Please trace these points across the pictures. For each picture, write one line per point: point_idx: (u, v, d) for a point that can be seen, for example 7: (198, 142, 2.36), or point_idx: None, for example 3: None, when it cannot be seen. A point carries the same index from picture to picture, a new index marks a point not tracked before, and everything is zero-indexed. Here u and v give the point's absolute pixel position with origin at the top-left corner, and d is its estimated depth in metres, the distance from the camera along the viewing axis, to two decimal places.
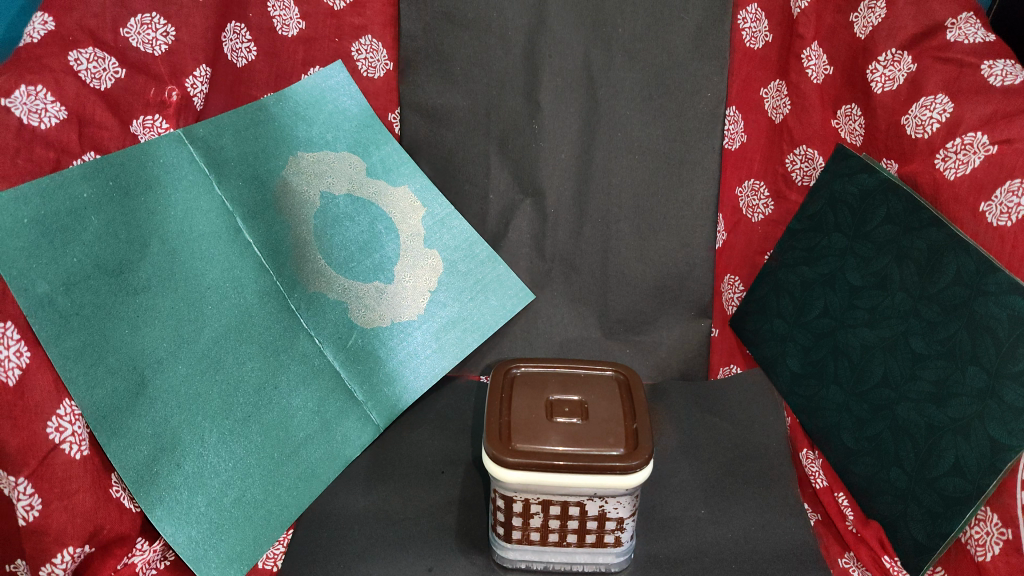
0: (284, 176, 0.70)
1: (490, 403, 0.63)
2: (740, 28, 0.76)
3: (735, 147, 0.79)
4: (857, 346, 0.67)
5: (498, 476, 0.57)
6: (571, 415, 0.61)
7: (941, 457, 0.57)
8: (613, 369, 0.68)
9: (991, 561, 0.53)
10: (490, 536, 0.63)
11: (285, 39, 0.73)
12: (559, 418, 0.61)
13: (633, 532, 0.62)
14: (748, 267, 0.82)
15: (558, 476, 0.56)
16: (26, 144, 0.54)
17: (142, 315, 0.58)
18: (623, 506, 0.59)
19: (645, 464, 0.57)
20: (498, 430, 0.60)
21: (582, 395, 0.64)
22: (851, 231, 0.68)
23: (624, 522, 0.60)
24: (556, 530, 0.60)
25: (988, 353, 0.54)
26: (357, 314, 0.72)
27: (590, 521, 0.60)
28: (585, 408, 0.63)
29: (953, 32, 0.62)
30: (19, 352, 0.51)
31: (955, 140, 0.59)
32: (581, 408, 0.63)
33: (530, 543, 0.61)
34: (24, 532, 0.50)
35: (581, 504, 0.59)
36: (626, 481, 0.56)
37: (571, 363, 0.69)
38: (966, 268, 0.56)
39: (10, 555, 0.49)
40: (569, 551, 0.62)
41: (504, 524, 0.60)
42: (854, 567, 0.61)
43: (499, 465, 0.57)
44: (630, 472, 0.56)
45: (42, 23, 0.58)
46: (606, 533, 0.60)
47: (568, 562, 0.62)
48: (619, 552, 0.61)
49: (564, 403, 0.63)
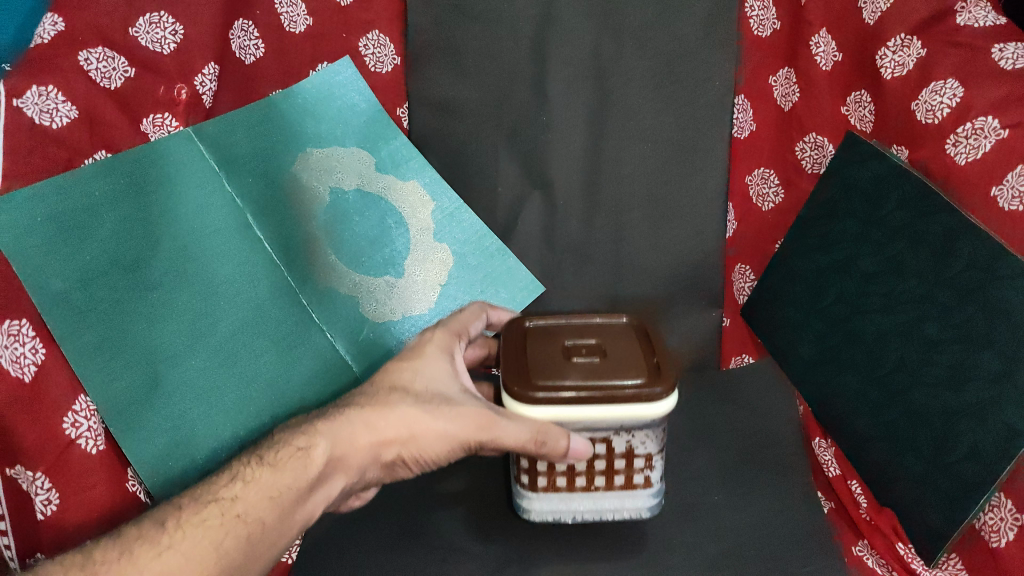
0: (294, 172, 0.71)
1: (506, 354, 0.61)
2: (748, 16, 0.76)
3: (744, 136, 0.80)
4: (872, 333, 0.66)
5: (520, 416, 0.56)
6: (590, 356, 0.60)
7: (958, 442, 0.56)
8: (631, 318, 0.67)
9: (1005, 547, 0.54)
10: (518, 488, 0.63)
11: (294, 36, 0.72)
12: (577, 359, 0.60)
13: (661, 473, 0.61)
14: (760, 256, 0.82)
15: (582, 411, 0.55)
16: (39, 143, 0.56)
17: (173, 306, 0.61)
18: (650, 441, 0.58)
19: (669, 392, 0.56)
20: (516, 374, 0.58)
21: (597, 340, 0.63)
22: (863, 218, 0.67)
23: (653, 459, 0.59)
24: (584, 474, 0.60)
25: (1004, 337, 0.54)
26: (369, 308, 0.73)
27: (617, 461, 0.59)
28: (603, 350, 0.61)
29: (964, 16, 0.60)
30: (36, 348, 0.53)
31: (965, 125, 0.59)
32: (599, 351, 0.61)
33: (558, 489, 0.61)
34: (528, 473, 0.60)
35: (607, 441, 0.58)
36: (650, 412, 0.55)
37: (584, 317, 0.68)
38: (981, 253, 0.56)
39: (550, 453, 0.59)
40: (598, 496, 0.61)
41: (531, 471, 0.60)
42: (868, 556, 0.62)
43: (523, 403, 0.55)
44: (652, 402, 0.55)
45: (53, 23, 0.58)
46: (634, 473, 0.60)
47: (598, 508, 0.62)
48: (648, 494, 0.62)
49: (581, 348, 0.62)
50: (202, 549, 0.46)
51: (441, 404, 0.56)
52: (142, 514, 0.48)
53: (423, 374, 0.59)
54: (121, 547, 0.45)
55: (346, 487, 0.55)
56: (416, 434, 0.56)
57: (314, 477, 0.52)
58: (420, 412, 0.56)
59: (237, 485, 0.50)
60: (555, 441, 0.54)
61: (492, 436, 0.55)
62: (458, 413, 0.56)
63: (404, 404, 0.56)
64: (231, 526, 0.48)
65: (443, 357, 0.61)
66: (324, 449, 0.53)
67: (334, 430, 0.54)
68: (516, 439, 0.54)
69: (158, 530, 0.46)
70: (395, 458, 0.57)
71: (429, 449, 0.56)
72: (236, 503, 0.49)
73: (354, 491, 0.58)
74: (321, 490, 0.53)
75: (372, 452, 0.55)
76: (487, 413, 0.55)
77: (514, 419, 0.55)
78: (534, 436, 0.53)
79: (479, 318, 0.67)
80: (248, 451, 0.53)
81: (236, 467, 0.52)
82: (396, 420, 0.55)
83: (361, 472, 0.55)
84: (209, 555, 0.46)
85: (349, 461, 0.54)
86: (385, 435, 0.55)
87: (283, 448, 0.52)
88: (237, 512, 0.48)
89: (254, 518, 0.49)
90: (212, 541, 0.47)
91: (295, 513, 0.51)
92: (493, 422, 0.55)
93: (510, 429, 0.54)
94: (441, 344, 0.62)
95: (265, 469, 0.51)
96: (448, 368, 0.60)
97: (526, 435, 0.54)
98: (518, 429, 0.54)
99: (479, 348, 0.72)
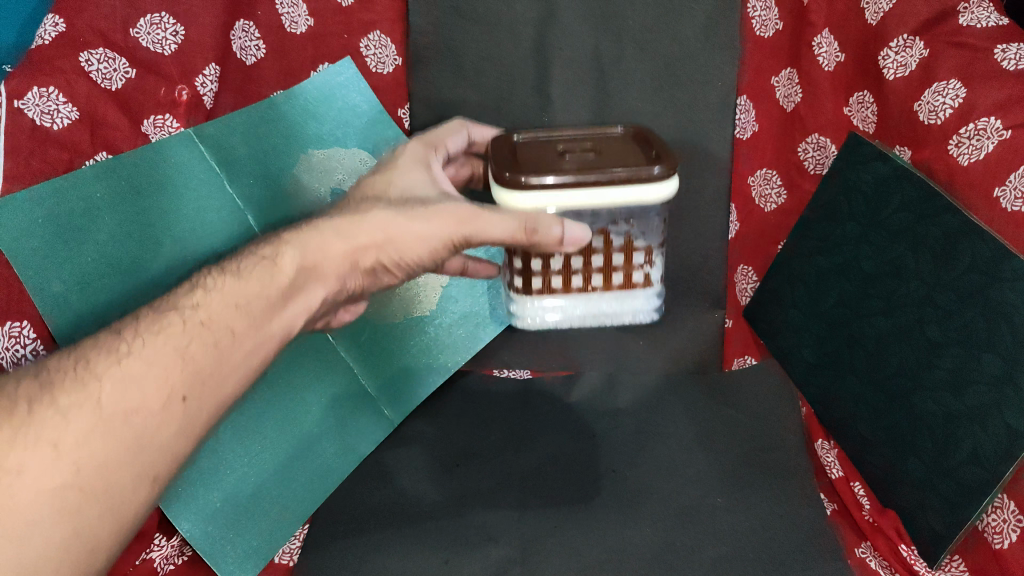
0: (295, 174, 0.71)
1: (497, 151, 0.59)
2: (749, 17, 0.75)
3: (747, 136, 0.79)
4: (873, 335, 0.65)
5: (511, 206, 0.54)
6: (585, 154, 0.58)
7: (959, 446, 0.56)
8: (626, 129, 0.64)
9: (1008, 548, 0.54)
10: (512, 297, 0.63)
11: (296, 37, 0.73)
12: (571, 157, 0.58)
13: (661, 274, 0.62)
14: (763, 257, 0.83)
15: (574, 193, 0.53)
16: (40, 145, 0.55)
17: None
18: (651, 233, 0.59)
19: (668, 177, 0.54)
20: (507, 162, 0.57)
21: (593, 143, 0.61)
22: (865, 220, 0.67)
23: (653, 254, 0.60)
24: (581, 273, 0.59)
25: (1004, 340, 0.53)
26: (371, 311, 0.76)
27: (616, 258, 0.59)
28: (598, 150, 0.59)
29: (965, 17, 0.60)
30: (36, 351, 0.54)
31: (968, 126, 0.58)
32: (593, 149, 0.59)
33: (552, 294, 0.61)
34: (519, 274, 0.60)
35: (604, 235, 0.57)
36: (647, 195, 0.53)
37: (583, 129, 0.64)
38: (982, 255, 0.55)
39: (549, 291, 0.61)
40: (596, 300, 0.61)
41: (525, 271, 0.60)
42: (871, 558, 0.61)
43: (512, 190, 0.54)
44: (648, 185, 0.53)
45: (54, 24, 0.58)
46: (633, 271, 0.60)
47: (597, 312, 0.62)
48: (647, 296, 0.62)
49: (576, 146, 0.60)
50: (167, 356, 0.46)
51: (418, 207, 0.55)
52: (98, 330, 0.47)
53: (397, 181, 0.60)
54: (77, 358, 0.44)
55: (325, 298, 0.57)
56: (392, 238, 0.55)
57: (284, 284, 0.52)
58: (395, 214, 0.55)
59: (199, 294, 0.50)
60: (547, 228, 0.52)
61: (475, 230, 0.54)
62: (434, 211, 0.55)
63: (380, 209, 0.55)
64: (196, 332, 0.48)
65: (420, 167, 0.62)
66: (293, 259, 0.53)
67: (304, 240, 0.54)
68: (503, 232, 0.53)
69: (116, 338, 0.46)
70: (374, 265, 0.56)
71: (407, 252, 0.55)
72: (200, 309, 0.49)
73: (336, 299, 0.60)
74: (295, 300, 0.54)
75: (348, 260, 0.55)
76: (466, 210, 0.54)
77: (499, 211, 0.53)
78: (523, 224, 0.52)
79: (459, 132, 0.70)
80: (216, 266, 0.53)
81: (198, 279, 0.52)
82: (368, 224, 0.54)
83: (338, 280, 0.56)
84: (176, 360, 0.46)
85: (324, 270, 0.55)
86: (359, 242, 0.54)
87: (250, 260, 0.52)
88: (202, 318, 0.48)
89: (221, 326, 0.49)
90: (177, 347, 0.47)
91: (266, 323, 0.52)
92: (473, 216, 0.54)
93: (492, 221, 0.53)
94: (417, 155, 0.63)
95: (231, 277, 0.51)
96: (425, 176, 0.61)
97: (513, 227, 0.52)
98: (502, 222, 0.53)
99: (463, 169, 0.74)
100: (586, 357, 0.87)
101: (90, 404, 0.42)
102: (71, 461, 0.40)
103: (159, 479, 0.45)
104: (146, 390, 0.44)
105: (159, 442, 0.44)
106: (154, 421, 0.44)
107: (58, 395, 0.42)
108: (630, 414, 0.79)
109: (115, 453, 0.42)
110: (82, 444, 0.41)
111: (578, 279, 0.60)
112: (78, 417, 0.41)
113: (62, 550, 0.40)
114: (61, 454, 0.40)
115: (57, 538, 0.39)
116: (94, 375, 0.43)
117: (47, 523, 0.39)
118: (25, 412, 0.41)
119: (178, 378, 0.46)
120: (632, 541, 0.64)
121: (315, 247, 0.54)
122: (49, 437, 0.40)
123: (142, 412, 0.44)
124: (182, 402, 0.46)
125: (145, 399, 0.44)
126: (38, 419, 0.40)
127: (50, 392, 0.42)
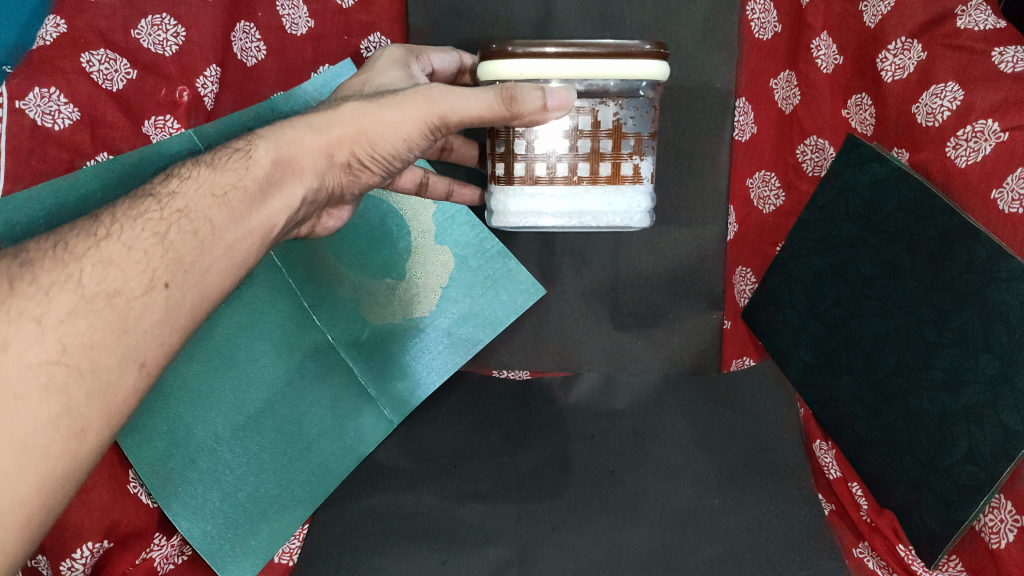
0: None
1: None
2: (749, 18, 0.76)
3: (745, 138, 0.80)
4: (870, 336, 0.66)
5: (502, 74, 0.56)
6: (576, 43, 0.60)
7: (955, 446, 0.56)
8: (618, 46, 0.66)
9: (1004, 548, 0.54)
10: (493, 190, 0.63)
11: (295, 37, 0.72)
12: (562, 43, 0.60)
13: (652, 172, 0.62)
14: (759, 259, 0.82)
15: (569, 66, 0.55)
16: (40, 144, 0.57)
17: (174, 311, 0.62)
18: (638, 119, 0.59)
19: (657, 58, 0.56)
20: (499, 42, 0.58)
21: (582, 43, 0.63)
22: (862, 221, 0.67)
23: (643, 146, 0.60)
24: (567, 159, 0.60)
25: (1000, 340, 0.54)
26: (370, 311, 0.76)
27: (604, 143, 0.59)
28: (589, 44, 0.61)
29: (963, 19, 0.60)
30: None
31: (965, 128, 0.58)
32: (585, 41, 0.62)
33: (536, 184, 0.61)
34: (501, 156, 0.61)
35: (592, 114, 0.59)
36: (636, 70, 0.56)
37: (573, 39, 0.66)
38: (978, 255, 0.56)
39: (530, 180, 0.61)
40: (582, 191, 0.61)
41: (508, 156, 0.60)
42: (868, 557, 0.63)
43: (504, 60, 0.56)
44: (640, 60, 0.55)
45: (55, 26, 0.59)
46: (621, 162, 0.60)
47: (583, 202, 0.61)
48: (637, 197, 0.61)
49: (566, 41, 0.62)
50: (146, 242, 0.45)
51: (387, 97, 0.55)
52: (75, 219, 0.46)
53: (375, 80, 0.62)
54: (56, 241, 0.44)
55: (306, 198, 0.55)
56: (365, 129, 0.55)
57: (262, 176, 0.52)
58: (366, 107, 0.55)
59: (175, 184, 0.49)
60: (525, 95, 0.54)
61: (449, 108, 0.54)
62: (404, 97, 0.55)
63: (352, 103, 0.55)
64: (174, 219, 0.47)
65: (394, 66, 0.64)
66: (268, 154, 0.52)
67: (279, 136, 0.53)
68: (479, 105, 0.54)
69: (93, 224, 0.45)
70: (351, 159, 0.56)
71: (382, 141, 0.55)
72: (177, 200, 0.48)
73: (317, 204, 0.58)
74: (276, 195, 0.53)
75: (325, 154, 0.55)
76: (436, 90, 0.54)
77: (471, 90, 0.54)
78: (500, 96, 0.54)
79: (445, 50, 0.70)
80: (192, 159, 0.53)
81: (176, 170, 0.51)
82: (341, 116, 0.55)
83: (317, 178, 0.55)
84: (156, 246, 0.46)
85: (302, 164, 0.54)
86: (333, 133, 0.54)
87: (226, 152, 0.52)
88: (180, 207, 0.48)
89: (200, 215, 0.48)
90: (156, 232, 0.46)
91: (248, 218, 0.51)
92: (446, 93, 0.54)
93: (465, 99, 0.54)
94: (391, 57, 0.65)
95: (208, 170, 0.51)
96: (399, 75, 0.63)
97: (488, 98, 0.54)
98: (476, 97, 0.54)
99: None
100: (588, 358, 0.86)
101: (71, 284, 0.42)
102: (54, 336, 0.40)
103: (148, 367, 0.45)
104: (127, 272, 0.44)
105: (143, 326, 0.44)
106: (136, 303, 0.44)
107: (39, 274, 0.42)
108: (628, 415, 0.79)
109: (100, 332, 0.42)
110: (66, 321, 0.41)
111: (564, 165, 0.60)
112: (60, 297, 0.41)
113: (51, 428, 0.39)
114: (45, 329, 0.40)
115: (45, 416, 0.39)
116: (75, 257, 0.43)
117: (35, 399, 0.39)
118: (6, 289, 0.40)
119: (159, 263, 0.45)
120: (629, 542, 0.65)
121: (292, 146, 0.53)
122: (31, 312, 0.40)
123: (125, 295, 0.43)
124: (166, 287, 0.45)
125: (127, 280, 0.44)
126: (19, 294, 0.40)
127: (30, 270, 0.42)
